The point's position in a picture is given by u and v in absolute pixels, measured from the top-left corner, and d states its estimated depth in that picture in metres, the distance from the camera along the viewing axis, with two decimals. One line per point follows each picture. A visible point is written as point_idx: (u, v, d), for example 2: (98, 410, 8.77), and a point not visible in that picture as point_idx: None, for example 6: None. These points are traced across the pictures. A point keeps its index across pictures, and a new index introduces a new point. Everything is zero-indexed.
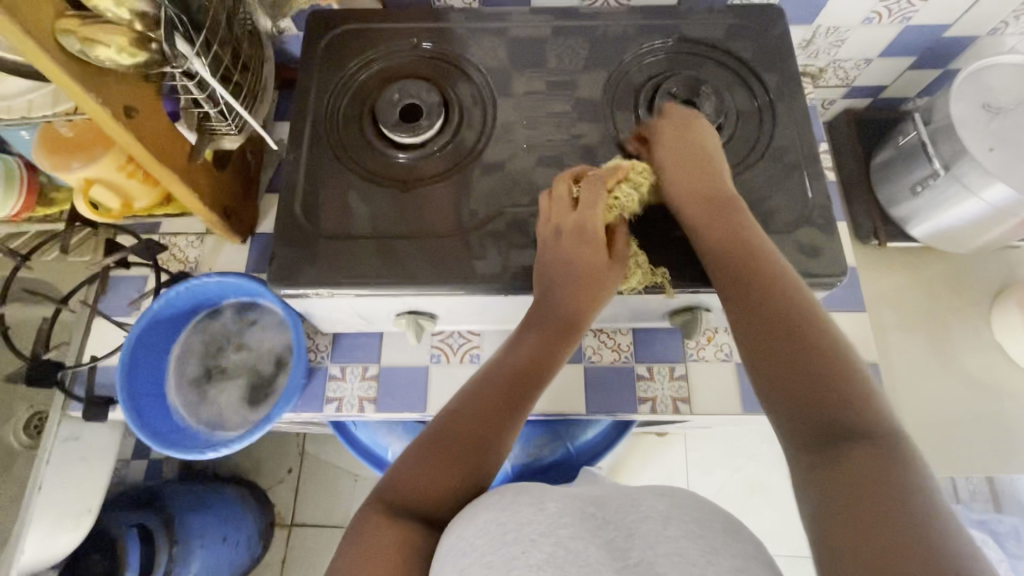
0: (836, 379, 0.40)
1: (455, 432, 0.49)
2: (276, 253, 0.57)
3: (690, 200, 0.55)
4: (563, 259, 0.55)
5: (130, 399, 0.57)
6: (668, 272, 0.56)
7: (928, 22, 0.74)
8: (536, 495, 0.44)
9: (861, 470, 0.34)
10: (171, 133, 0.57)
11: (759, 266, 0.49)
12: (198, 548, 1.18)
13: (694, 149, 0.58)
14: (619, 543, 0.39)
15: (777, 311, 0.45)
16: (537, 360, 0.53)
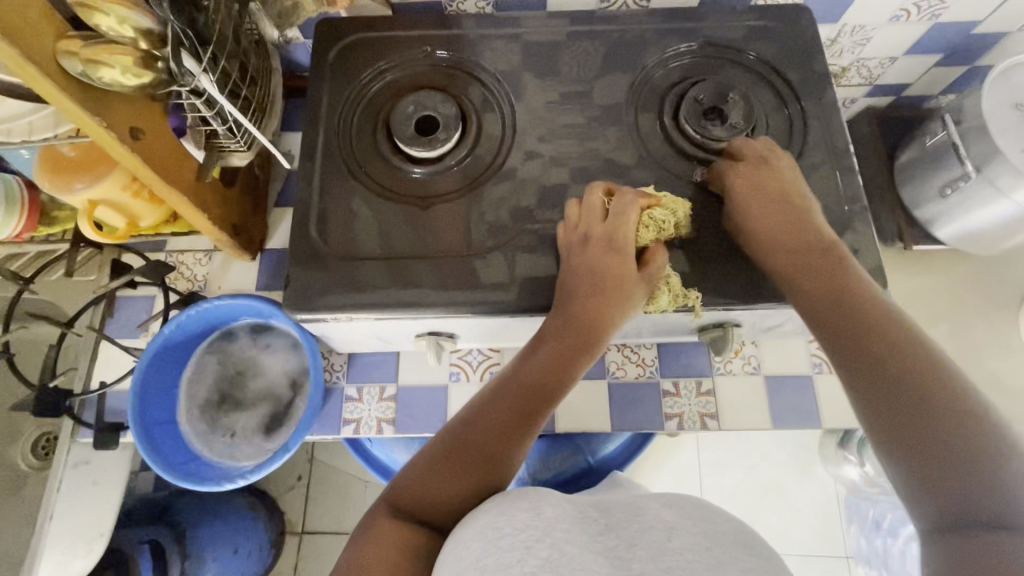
0: (974, 444, 0.35)
1: (464, 440, 0.47)
2: (291, 277, 0.55)
3: (777, 239, 0.52)
4: (590, 272, 0.52)
5: (142, 429, 0.55)
6: (700, 296, 0.54)
7: (958, 19, 0.71)
8: (533, 501, 0.42)
9: (1004, 563, 0.30)
10: (178, 152, 0.54)
11: (862, 311, 0.45)
12: (211, 561, 1.16)
13: (783, 186, 0.54)
14: (620, 553, 0.37)
15: (889, 360, 0.41)
16: (551, 368, 0.51)
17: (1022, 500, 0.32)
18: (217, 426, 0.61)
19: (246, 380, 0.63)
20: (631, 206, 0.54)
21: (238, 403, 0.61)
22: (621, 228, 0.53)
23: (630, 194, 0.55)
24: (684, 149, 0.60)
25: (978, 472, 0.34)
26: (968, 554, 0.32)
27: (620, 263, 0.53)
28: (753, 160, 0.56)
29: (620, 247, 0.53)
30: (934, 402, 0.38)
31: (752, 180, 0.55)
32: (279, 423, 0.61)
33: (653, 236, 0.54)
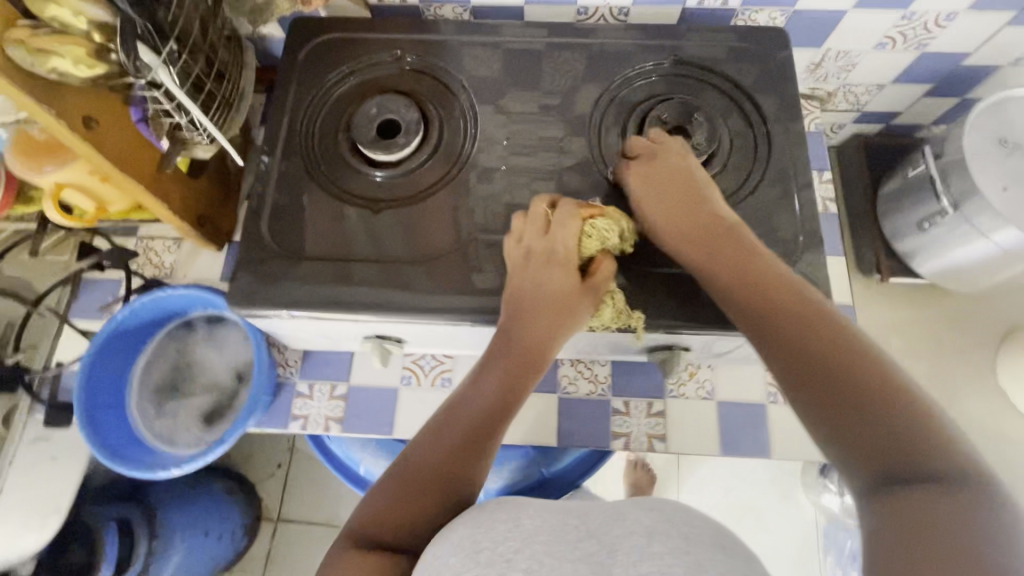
0: (877, 396, 0.36)
1: (431, 471, 0.45)
2: (240, 273, 0.55)
3: (683, 233, 0.52)
4: (530, 286, 0.52)
5: (85, 410, 0.56)
6: (643, 318, 0.54)
7: (945, 50, 0.69)
8: (512, 511, 0.41)
9: (937, 523, 0.30)
10: (138, 142, 0.56)
11: (768, 289, 0.46)
12: (180, 542, 1.17)
13: (679, 178, 0.55)
14: (600, 558, 0.35)
15: (798, 335, 0.42)
16: (501, 390, 0.49)
17: (928, 440, 0.34)
18: (161, 409, 0.62)
19: (196, 368, 0.64)
20: (572, 219, 0.54)
21: (186, 389, 0.63)
22: (561, 240, 0.53)
23: (570, 205, 0.55)
24: None
25: (889, 422, 0.35)
26: (891, 514, 0.32)
27: (562, 277, 0.52)
28: (645, 165, 0.57)
29: (558, 261, 0.53)
30: (842, 365, 0.39)
31: (646, 188, 0.55)
32: (221, 414, 0.62)
33: (598, 246, 0.54)
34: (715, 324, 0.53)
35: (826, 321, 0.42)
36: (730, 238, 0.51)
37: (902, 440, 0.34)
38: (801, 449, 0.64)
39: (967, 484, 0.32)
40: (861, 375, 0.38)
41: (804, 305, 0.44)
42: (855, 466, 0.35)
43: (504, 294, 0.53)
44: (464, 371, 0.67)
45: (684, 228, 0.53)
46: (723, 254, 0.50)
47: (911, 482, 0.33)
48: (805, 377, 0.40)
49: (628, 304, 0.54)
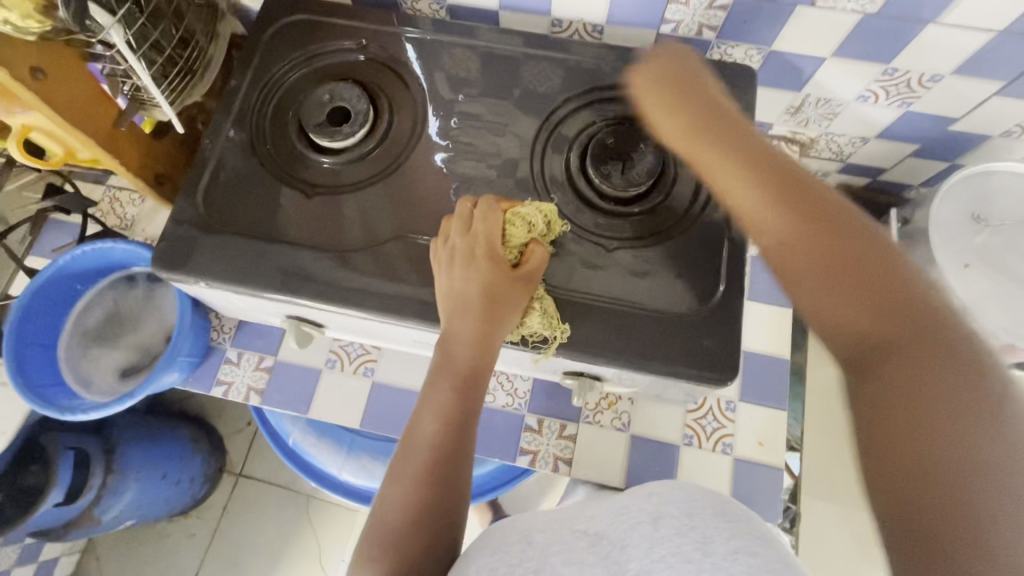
0: (877, 284, 0.36)
1: (413, 500, 0.47)
2: (165, 236, 0.57)
3: (681, 130, 0.49)
4: (459, 295, 0.50)
5: (14, 344, 0.61)
6: (567, 330, 0.53)
7: (930, 111, 0.66)
8: (522, 531, 0.42)
9: (922, 416, 0.31)
10: (96, 97, 0.58)
11: (774, 167, 0.43)
12: (134, 481, 1.13)
13: (676, 74, 0.52)
14: (615, 557, 0.36)
15: (799, 228, 0.40)
16: (453, 407, 0.51)
17: (919, 317, 0.34)
18: (88, 353, 0.67)
19: (128, 322, 0.68)
20: (493, 211, 0.53)
21: (118, 340, 0.68)
22: (484, 234, 0.52)
23: (493, 199, 0.55)
24: (581, 190, 0.59)
25: (888, 325, 0.35)
26: (886, 413, 0.33)
27: (488, 270, 0.51)
28: (654, 64, 0.53)
29: (483, 255, 0.51)
30: (849, 265, 0.37)
31: (648, 90, 0.53)
32: (142, 368, 0.67)
33: (524, 233, 0.53)
34: (613, 355, 0.52)
35: (818, 201, 0.40)
36: (725, 122, 0.47)
37: (910, 337, 0.34)
38: None
39: (954, 355, 0.32)
40: (873, 278, 0.36)
41: (795, 186, 0.42)
42: (855, 358, 0.36)
43: (441, 309, 0.52)
44: (388, 364, 0.68)
45: (692, 120, 0.48)
46: (718, 141, 0.46)
47: (894, 373, 0.34)
48: (805, 287, 0.39)
49: (559, 312, 0.53)
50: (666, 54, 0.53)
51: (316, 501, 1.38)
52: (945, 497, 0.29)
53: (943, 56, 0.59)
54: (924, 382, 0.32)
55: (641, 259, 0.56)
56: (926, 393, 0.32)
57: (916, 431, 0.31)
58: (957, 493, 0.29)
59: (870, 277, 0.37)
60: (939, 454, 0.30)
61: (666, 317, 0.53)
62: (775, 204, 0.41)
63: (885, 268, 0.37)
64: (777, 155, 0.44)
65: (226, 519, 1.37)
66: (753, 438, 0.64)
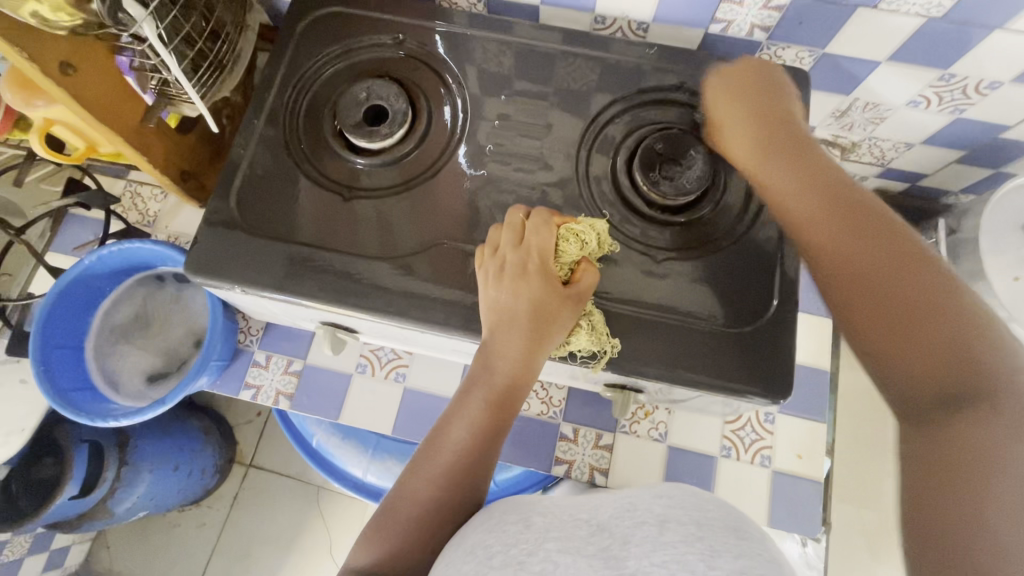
0: (940, 327, 0.37)
1: (432, 505, 0.47)
2: (199, 239, 0.55)
3: (757, 154, 0.52)
4: (504, 309, 0.49)
5: (41, 344, 0.59)
6: (618, 346, 0.51)
7: (983, 118, 0.64)
8: (523, 513, 0.41)
9: (960, 437, 0.34)
10: (124, 91, 0.56)
11: (841, 203, 0.45)
12: (148, 473, 1.09)
13: (768, 105, 0.55)
14: (614, 551, 0.34)
15: (854, 249, 0.42)
16: (486, 419, 0.49)
17: (980, 366, 0.35)
18: (114, 354, 0.67)
19: (158, 324, 0.69)
20: (547, 226, 0.51)
21: (144, 343, 0.68)
22: (535, 247, 0.50)
23: (548, 212, 0.53)
24: (629, 197, 0.57)
25: (923, 349, 0.37)
26: (933, 458, 0.34)
27: (539, 287, 0.49)
28: (742, 90, 0.56)
29: (534, 270, 0.49)
30: (897, 291, 0.39)
31: (728, 115, 0.56)
32: (169, 372, 0.68)
33: (576, 250, 0.51)
34: (661, 370, 0.51)
35: (879, 240, 0.42)
36: (792, 156, 0.50)
37: (958, 365, 0.36)
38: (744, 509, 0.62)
39: (1016, 411, 0.33)
40: (924, 302, 0.38)
41: (859, 225, 0.43)
42: (906, 399, 0.38)
43: (484, 320, 0.50)
44: (420, 369, 0.67)
45: (756, 152, 0.52)
46: (786, 178, 0.49)
47: (951, 417, 0.35)
48: (851, 304, 0.41)
49: (606, 326, 0.52)
50: (750, 85, 0.56)
51: (326, 493, 1.37)
52: (964, 502, 0.31)
53: (1007, 63, 0.56)
54: (978, 430, 0.33)
55: (690, 271, 0.54)
56: (963, 416, 0.34)
57: (958, 450, 0.33)
58: (975, 500, 0.31)
59: (921, 301, 0.38)
60: (972, 468, 0.32)
61: (714, 330, 0.52)
62: (828, 227, 0.44)
63: (939, 297, 0.38)
64: (861, 196, 0.45)
65: (237, 510, 1.37)
66: (791, 451, 0.64)
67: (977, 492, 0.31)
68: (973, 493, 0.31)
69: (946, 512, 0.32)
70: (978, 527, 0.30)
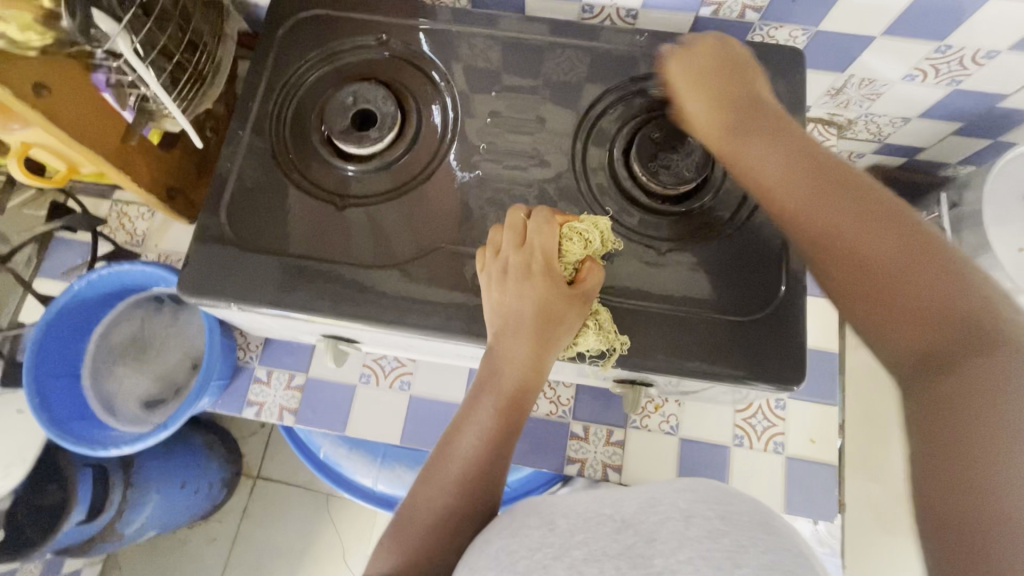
0: (938, 291, 0.34)
1: (445, 517, 0.46)
2: (191, 257, 0.54)
3: (716, 124, 0.50)
4: (510, 313, 0.48)
5: (36, 376, 0.58)
6: (629, 342, 0.50)
7: (980, 89, 0.64)
8: (546, 515, 0.40)
9: (966, 397, 0.31)
10: (102, 110, 0.54)
11: (820, 166, 0.42)
12: (155, 493, 1.07)
13: (719, 66, 0.52)
14: (640, 550, 0.33)
15: (829, 212, 0.40)
16: (497, 426, 0.48)
17: (982, 331, 0.32)
18: (110, 381, 0.65)
19: (156, 346, 0.67)
20: (550, 225, 0.50)
21: (141, 367, 0.67)
22: (539, 249, 0.49)
23: (549, 211, 0.51)
24: (628, 190, 0.56)
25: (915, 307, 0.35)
26: (939, 430, 0.31)
27: (544, 288, 0.48)
28: (688, 58, 0.54)
29: (539, 272, 0.48)
30: (877, 254, 0.37)
31: (684, 86, 0.53)
32: (167, 398, 0.66)
33: (581, 249, 0.50)
34: (672, 364, 0.50)
35: (865, 200, 0.39)
36: (757, 122, 0.47)
37: (946, 321, 0.34)
38: (760, 496, 0.62)
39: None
40: (914, 262, 0.36)
41: (844, 187, 0.41)
42: (908, 367, 0.35)
43: (489, 324, 0.49)
44: (424, 376, 0.66)
45: (714, 119, 0.50)
46: (755, 144, 0.46)
47: (954, 386, 0.32)
48: (834, 271, 0.39)
49: (616, 325, 0.51)
50: (717, 49, 0.53)
51: (335, 501, 1.37)
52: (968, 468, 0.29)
53: (1004, 30, 0.55)
54: (986, 394, 0.30)
55: (694, 260, 0.53)
56: (970, 381, 0.31)
57: (952, 408, 0.31)
58: (989, 472, 0.28)
59: (900, 262, 0.36)
60: (981, 434, 0.29)
61: (724, 321, 0.51)
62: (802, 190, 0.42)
63: (914, 256, 0.36)
64: (835, 161, 0.43)
65: (246, 523, 1.36)
66: (804, 435, 0.63)
67: (981, 453, 0.29)
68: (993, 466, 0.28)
69: (949, 483, 0.29)
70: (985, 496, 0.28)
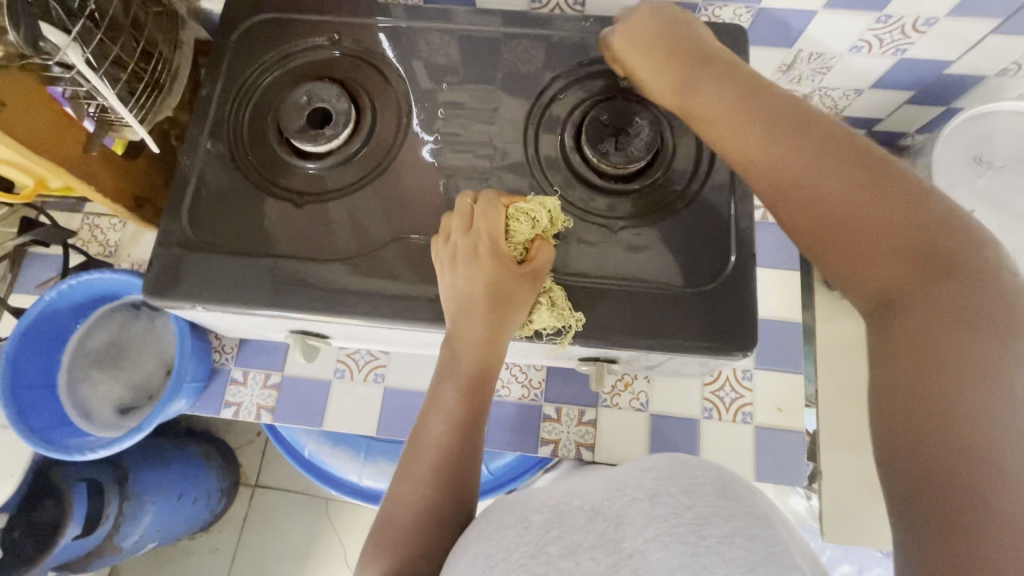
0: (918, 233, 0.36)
1: (420, 505, 0.46)
2: (154, 261, 0.55)
3: (683, 96, 0.48)
4: (463, 296, 0.49)
5: (12, 387, 0.59)
6: (582, 318, 0.52)
7: (927, 56, 0.65)
8: (521, 512, 0.37)
9: (928, 333, 0.33)
10: (63, 122, 0.55)
11: (791, 114, 0.41)
12: (152, 504, 1.08)
13: (665, 27, 0.51)
14: (609, 535, 0.31)
15: (794, 160, 0.40)
16: (460, 409, 0.49)
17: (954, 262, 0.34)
18: (88, 390, 0.66)
19: (129, 355, 0.68)
20: (495, 208, 0.51)
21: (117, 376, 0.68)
22: (486, 231, 0.50)
23: (495, 193, 0.53)
24: (581, 173, 0.57)
25: (904, 275, 0.35)
26: (909, 360, 0.33)
27: (493, 269, 0.49)
28: (633, 33, 0.53)
29: (487, 253, 0.49)
30: (867, 216, 0.37)
31: (636, 54, 0.53)
32: (143, 404, 0.68)
33: (529, 230, 0.52)
34: (627, 338, 0.51)
35: (824, 146, 0.39)
36: (720, 74, 0.46)
37: (918, 260, 0.35)
38: (732, 466, 0.63)
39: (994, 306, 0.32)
40: (883, 201, 0.37)
41: (810, 135, 0.40)
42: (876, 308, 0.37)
43: (446, 311, 0.51)
44: (397, 367, 0.68)
45: (676, 82, 0.49)
46: (716, 100, 0.45)
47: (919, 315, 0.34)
48: (805, 222, 0.40)
49: (569, 302, 0.52)
50: (662, 13, 0.52)
51: (334, 503, 1.38)
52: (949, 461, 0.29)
53: None
54: (963, 332, 0.32)
55: (649, 237, 0.55)
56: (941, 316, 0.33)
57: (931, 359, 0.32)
58: (951, 415, 0.30)
59: (892, 221, 0.36)
60: (943, 358, 0.32)
61: (677, 293, 0.52)
62: (784, 147, 0.40)
63: (906, 214, 0.36)
64: (795, 108, 0.42)
65: (247, 531, 1.37)
66: (770, 405, 0.64)
67: (953, 396, 0.31)
68: (976, 424, 0.29)
69: (926, 440, 0.31)
70: (949, 429, 0.30)
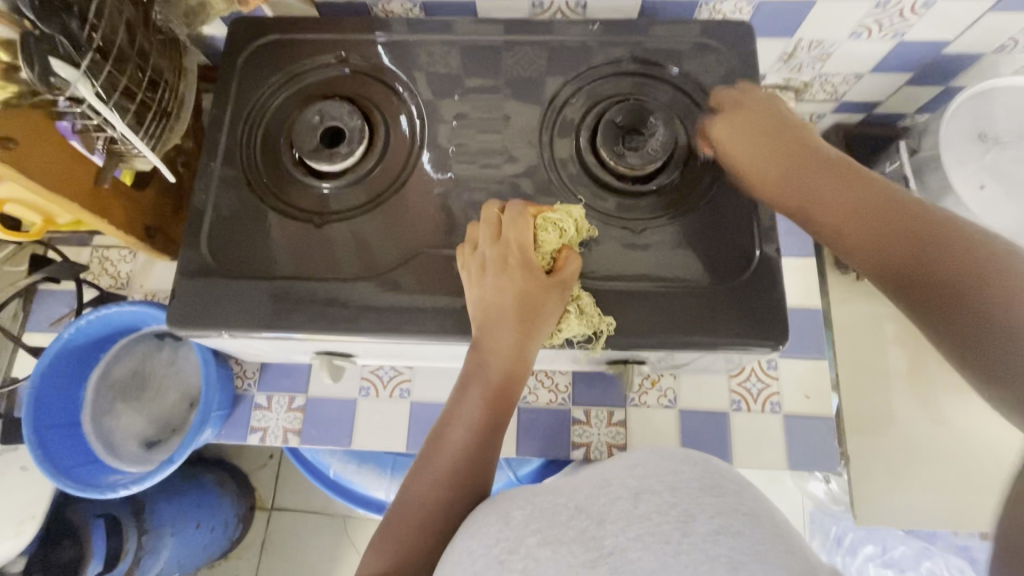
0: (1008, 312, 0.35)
1: (439, 511, 0.44)
2: (177, 290, 0.54)
3: (759, 167, 0.52)
4: (491, 305, 0.49)
5: (36, 427, 0.58)
6: (614, 323, 0.52)
7: (925, 37, 0.65)
8: (501, 509, 0.37)
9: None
10: (73, 156, 0.55)
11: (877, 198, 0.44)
12: (170, 536, 1.06)
13: (750, 109, 0.55)
14: (590, 532, 0.31)
15: (881, 236, 0.42)
16: (484, 416, 0.48)
17: None
18: (110, 424, 0.66)
19: (150, 389, 0.68)
20: (522, 217, 0.52)
21: (138, 409, 0.67)
22: (514, 241, 0.51)
23: (522, 203, 0.53)
24: (598, 174, 0.57)
25: (972, 315, 0.36)
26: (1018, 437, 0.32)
27: (523, 279, 0.49)
28: (722, 108, 0.57)
29: (516, 263, 0.50)
30: (931, 261, 0.39)
31: (722, 130, 0.56)
32: (166, 436, 0.67)
33: (557, 239, 0.52)
34: (660, 338, 0.51)
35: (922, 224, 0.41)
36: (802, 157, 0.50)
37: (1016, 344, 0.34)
38: (762, 456, 0.63)
39: None
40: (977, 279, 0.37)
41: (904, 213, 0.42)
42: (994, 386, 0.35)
43: (473, 319, 0.50)
44: (423, 382, 0.67)
45: (759, 170, 0.52)
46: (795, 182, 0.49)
47: None
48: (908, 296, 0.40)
49: (599, 307, 0.52)
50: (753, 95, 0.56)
51: (353, 521, 1.37)
52: None
53: None
54: None
55: (671, 235, 0.55)
56: None
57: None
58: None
59: (960, 276, 0.38)
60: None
61: (706, 290, 0.52)
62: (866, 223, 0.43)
63: (974, 268, 0.37)
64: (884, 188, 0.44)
65: (268, 555, 1.35)
66: (798, 392, 0.65)
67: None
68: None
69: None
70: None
